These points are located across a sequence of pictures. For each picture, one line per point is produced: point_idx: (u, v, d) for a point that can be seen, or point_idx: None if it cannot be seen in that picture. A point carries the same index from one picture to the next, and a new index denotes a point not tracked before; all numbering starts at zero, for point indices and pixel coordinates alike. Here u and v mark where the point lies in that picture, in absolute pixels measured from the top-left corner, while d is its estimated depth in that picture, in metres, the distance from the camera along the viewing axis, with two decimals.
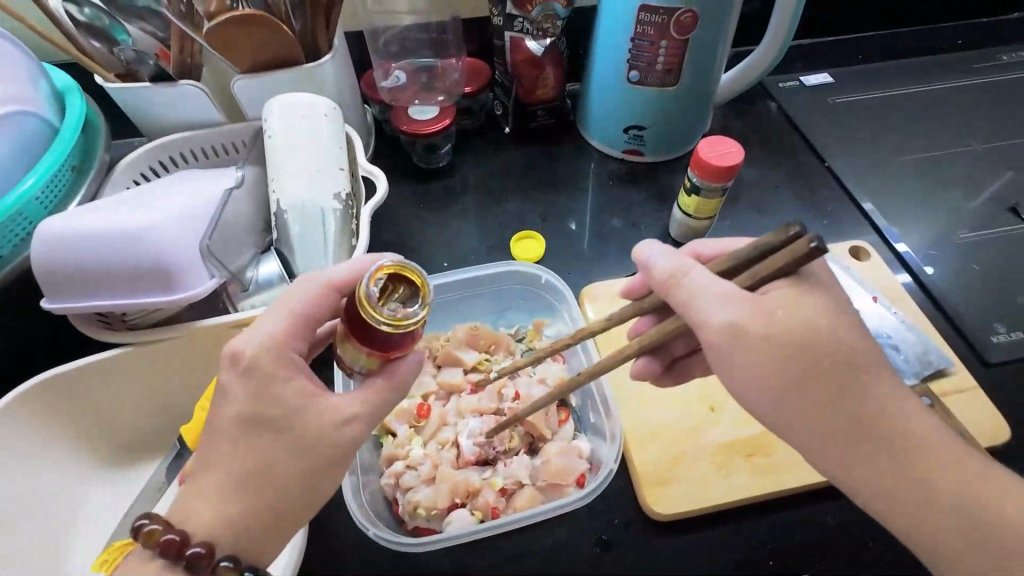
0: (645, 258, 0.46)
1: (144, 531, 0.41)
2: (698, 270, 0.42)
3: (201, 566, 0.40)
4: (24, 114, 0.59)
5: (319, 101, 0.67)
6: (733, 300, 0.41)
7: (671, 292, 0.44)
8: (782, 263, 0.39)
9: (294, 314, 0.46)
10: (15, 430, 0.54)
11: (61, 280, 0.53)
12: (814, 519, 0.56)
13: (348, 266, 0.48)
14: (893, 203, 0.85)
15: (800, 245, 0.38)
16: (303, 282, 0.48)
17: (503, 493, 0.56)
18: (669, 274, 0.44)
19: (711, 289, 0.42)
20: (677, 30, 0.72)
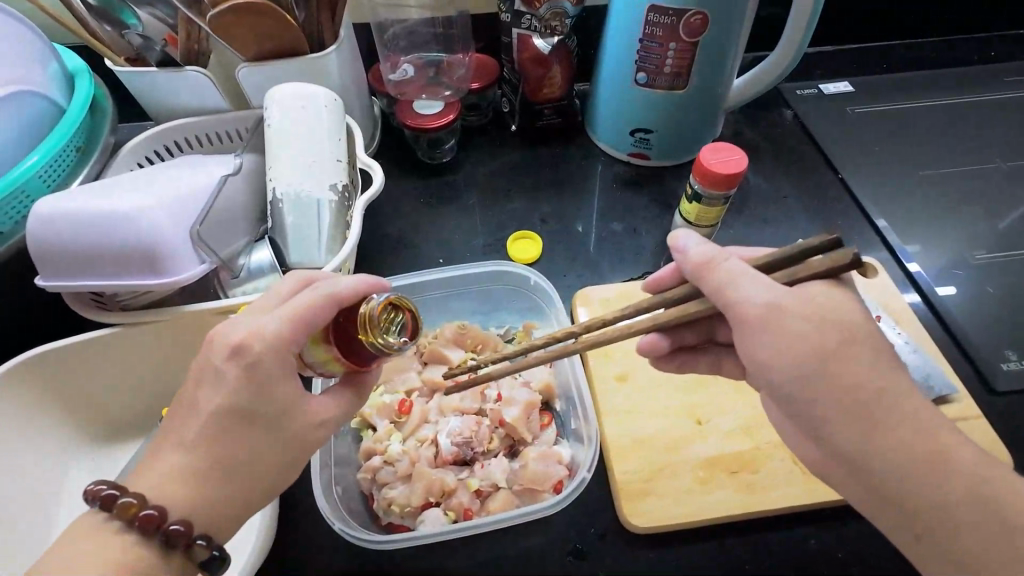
0: (681, 244, 0.45)
1: (121, 504, 0.40)
2: (736, 259, 0.42)
3: (178, 543, 0.41)
4: (33, 94, 0.60)
5: (320, 92, 0.68)
6: (772, 289, 0.40)
7: (707, 277, 0.43)
8: (822, 268, 0.40)
9: (298, 318, 0.44)
10: (15, 428, 0.56)
11: (54, 257, 0.54)
12: (798, 542, 0.54)
13: (358, 281, 0.47)
14: (908, 220, 0.82)
15: (842, 256, 0.39)
16: (310, 290, 0.46)
17: (478, 494, 0.56)
18: (707, 260, 0.43)
19: (750, 278, 0.41)
20: (687, 32, 0.70)
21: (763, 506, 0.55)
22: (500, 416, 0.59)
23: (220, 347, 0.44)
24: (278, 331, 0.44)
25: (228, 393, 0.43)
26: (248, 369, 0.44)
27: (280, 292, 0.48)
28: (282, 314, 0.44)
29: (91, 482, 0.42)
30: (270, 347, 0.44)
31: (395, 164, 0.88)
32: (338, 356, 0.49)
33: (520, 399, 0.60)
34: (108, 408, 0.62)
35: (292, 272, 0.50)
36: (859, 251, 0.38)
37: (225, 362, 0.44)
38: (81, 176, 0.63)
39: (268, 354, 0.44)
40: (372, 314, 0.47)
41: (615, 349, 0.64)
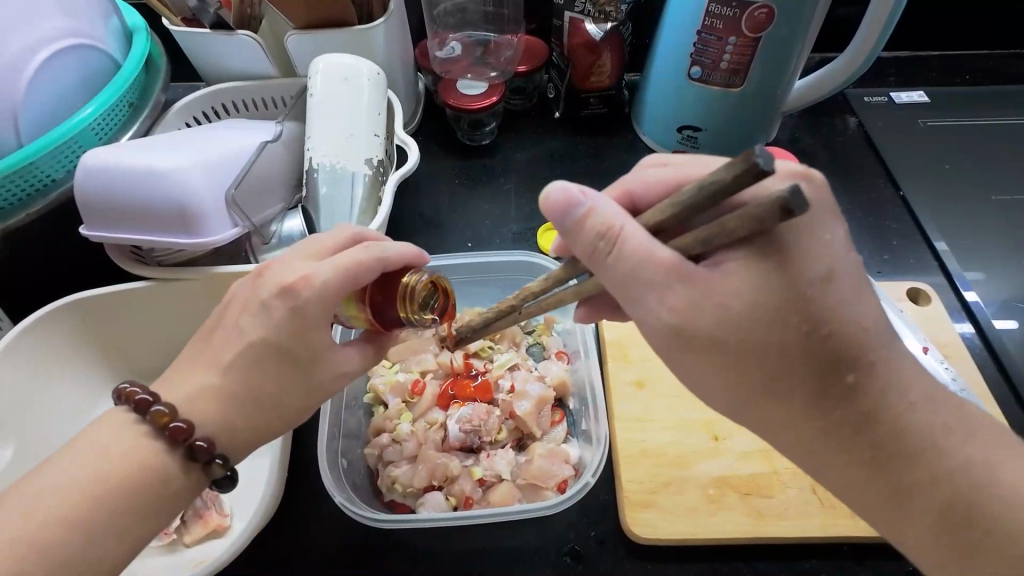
0: (568, 204, 0.38)
1: (154, 411, 0.43)
2: (635, 227, 0.37)
3: (200, 458, 0.43)
4: (93, 47, 0.62)
5: (364, 64, 0.67)
6: (667, 271, 0.37)
7: (602, 255, 0.38)
8: (744, 229, 0.33)
9: (348, 270, 0.44)
10: (42, 373, 0.59)
11: (97, 208, 0.56)
12: (807, 575, 0.52)
13: (410, 250, 0.47)
14: (973, 247, 0.76)
15: (767, 206, 0.31)
16: (359, 247, 0.46)
17: (481, 483, 0.55)
18: (597, 233, 0.38)
19: (650, 253, 0.37)
20: (750, 26, 0.66)
21: (772, 534, 0.52)
22: (511, 408, 0.58)
23: (272, 283, 0.45)
24: (326, 280, 0.44)
25: (239, 340, 0.45)
26: (257, 320, 0.45)
27: (330, 243, 0.48)
28: (335, 262, 0.44)
29: (122, 382, 0.44)
30: (320, 293, 0.44)
31: (434, 142, 0.87)
32: (369, 317, 0.48)
33: (533, 393, 0.59)
34: (135, 355, 0.65)
35: (345, 224, 0.51)
36: (787, 195, 0.30)
37: (272, 298, 0.45)
38: (131, 132, 0.65)
39: (313, 302, 0.44)
40: (416, 287, 0.48)
41: (633, 352, 0.62)
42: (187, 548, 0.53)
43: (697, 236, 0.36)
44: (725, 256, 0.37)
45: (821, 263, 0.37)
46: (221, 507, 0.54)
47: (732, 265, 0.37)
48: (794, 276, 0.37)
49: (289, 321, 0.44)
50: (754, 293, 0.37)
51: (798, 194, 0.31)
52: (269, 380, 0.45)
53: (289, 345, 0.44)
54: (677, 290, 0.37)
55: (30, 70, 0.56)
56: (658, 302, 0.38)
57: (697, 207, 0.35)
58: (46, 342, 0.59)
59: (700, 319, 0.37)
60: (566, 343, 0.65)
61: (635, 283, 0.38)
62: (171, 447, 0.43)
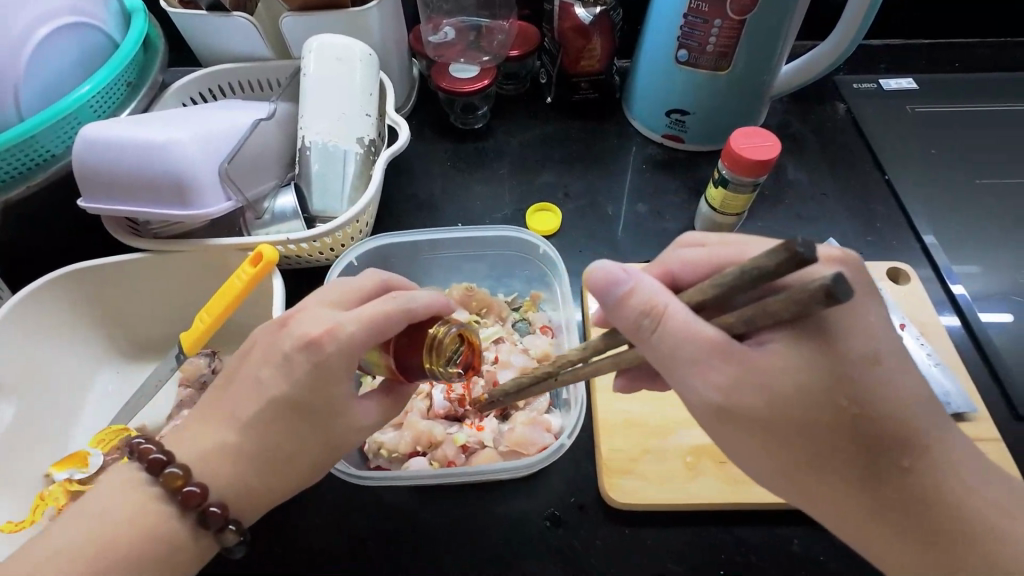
0: (610, 284, 0.40)
1: (168, 474, 0.43)
2: (679, 304, 0.38)
3: (212, 524, 0.44)
4: (90, 26, 0.64)
5: (356, 45, 0.69)
6: (711, 347, 0.37)
7: (646, 330, 0.39)
8: (788, 312, 0.32)
9: (375, 323, 0.45)
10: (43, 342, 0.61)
11: (97, 183, 0.58)
12: (780, 540, 0.53)
13: (433, 300, 0.48)
14: (957, 232, 0.77)
15: (812, 290, 0.31)
16: (385, 298, 0.47)
17: (464, 449, 0.57)
18: (640, 311, 0.39)
19: (695, 331, 0.37)
20: (735, 9, 0.67)
21: (747, 500, 0.54)
22: (494, 378, 0.60)
23: (296, 335, 0.46)
24: (353, 333, 0.45)
25: (260, 393, 0.46)
26: (279, 374, 0.45)
27: (352, 292, 0.50)
28: (360, 315, 0.45)
29: (136, 437, 0.45)
30: (346, 345, 0.45)
31: (427, 127, 0.89)
32: (390, 364, 0.50)
33: (516, 363, 0.62)
34: (133, 327, 0.67)
35: (372, 269, 0.53)
36: (831, 282, 0.30)
37: (295, 351, 0.45)
38: (129, 110, 0.67)
39: (335, 355, 0.45)
40: (442, 339, 0.49)
41: None
42: None
43: (739, 317, 0.36)
44: (768, 336, 0.38)
45: (866, 349, 0.38)
46: None
47: (777, 345, 0.38)
48: (839, 361, 0.37)
49: (312, 375, 0.45)
50: (804, 380, 0.37)
51: (843, 282, 0.30)
52: (294, 434, 0.46)
53: (309, 400, 0.46)
54: (721, 368, 0.38)
55: (31, 47, 0.58)
56: (703, 381, 0.38)
57: (735, 289, 0.35)
58: (47, 312, 0.61)
59: (748, 397, 0.38)
60: (550, 318, 0.67)
61: (679, 358, 0.38)
62: (182, 512, 0.44)
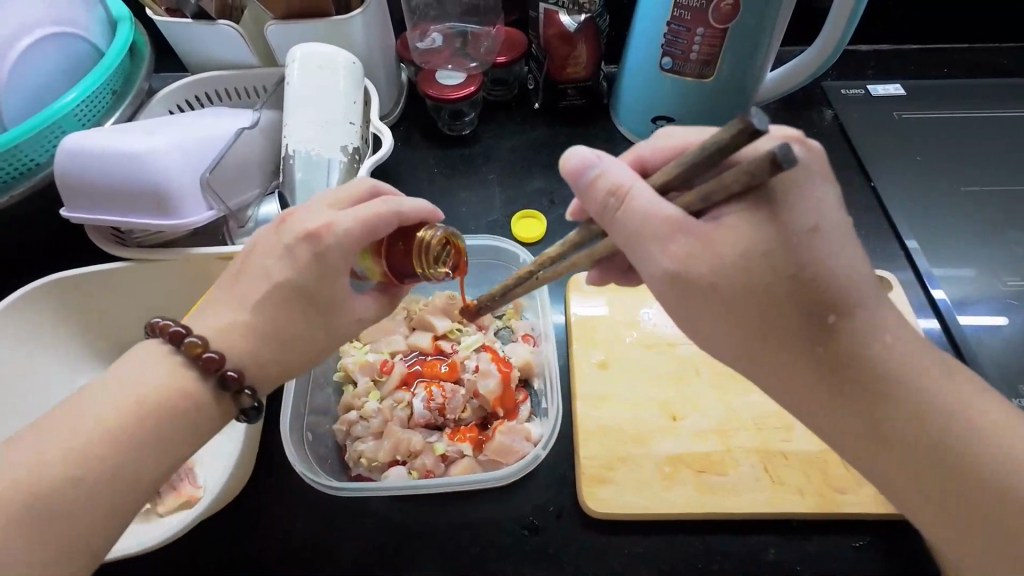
0: (582, 169, 0.42)
1: (189, 342, 0.45)
2: (643, 183, 0.40)
3: (230, 387, 0.46)
4: (75, 34, 0.64)
5: (340, 54, 0.69)
6: (671, 223, 0.39)
7: (610, 211, 0.41)
8: (741, 181, 0.36)
9: (368, 222, 0.46)
10: (22, 350, 0.61)
11: (78, 191, 0.58)
12: (754, 549, 0.53)
13: (425, 207, 0.50)
14: (940, 238, 0.77)
15: (762, 162, 0.34)
16: (379, 200, 0.48)
17: (444, 459, 0.57)
18: (607, 192, 0.41)
19: (656, 210, 0.39)
20: (717, 17, 0.67)
21: (723, 510, 0.54)
22: (475, 387, 0.60)
23: (292, 231, 0.48)
24: (348, 231, 0.46)
25: (265, 283, 0.47)
26: (282, 263, 0.47)
27: (348, 195, 0.51)
28: (355, 215, 0.47)
29: (156, 316, 0.47)
30: (341, 243, 0.46)
31: (415, 133, 0.89)
32: (384, 269, 0.51)
33: (497, 371, 0.60)
34: (116, 335, 0.67)
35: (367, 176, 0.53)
36: (779, 151, 0.33)
37: (295, 244, 0.47)
38: (114, 118, 0.67)
39: (334, 249, 0.46)
40: (431, 242, 0.50)
41: (601, 336, 0.64)
42: (159, 519, 0.55)
43: (699, 192, 0.38)
44: (725, 211, 0.40)
45: (812, 220, 0.39)
46: (193, 480, 0.57)
47: (734, 218, 0.39)
48: (785, 232, 0.38)
49: (315, 268, 0.47)
50: (745, 250, 0.39)
51: (787, 149, 0.33)
52: (299, 324, 0.48)
53: (313, 292, 0.47)
54: (681, 241, 0.40)
55: (12, 57, 0.58)
56: (662, 253, 0.40)
57: (702, 166, 0.38)
58: (28, 319, 0.61)
59: (702, 266, 0.40)
60: (533, 326, 0.66)
61: (640, 236, 0.40)
62: (205, 377, 0.46)
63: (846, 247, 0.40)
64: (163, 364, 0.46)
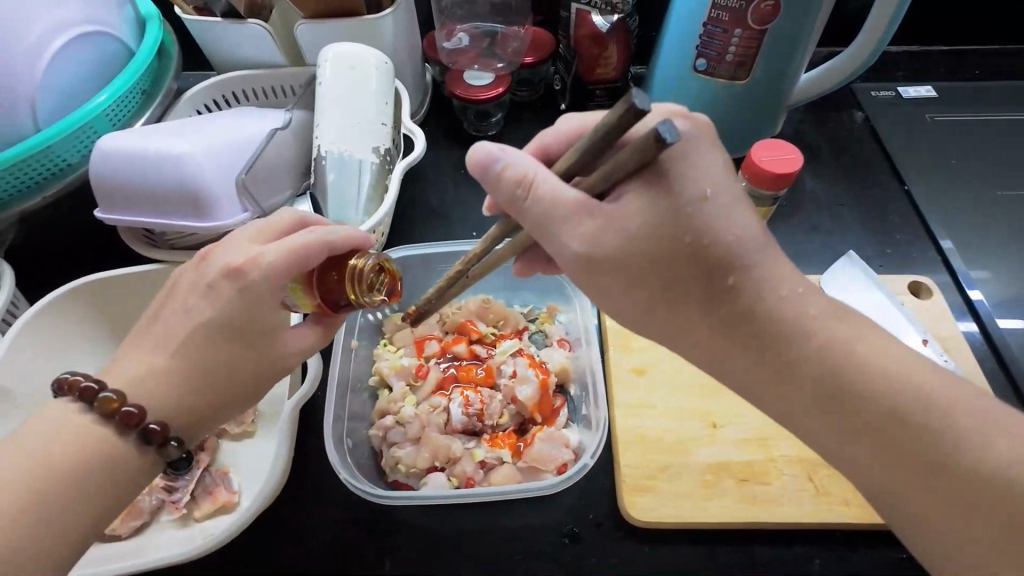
0: (486, 163, 0.41)
1: (101, 398, 0.43)
2: (546, 171, 0.40)
3: (153, 441, 0.44)
4: (106, 34, 0.63)
5: (373, 54, 0.69)
6: (575, 208, 0.40)
7: (518, 204, 0.41)
8: (635, 159, 0.36)
9: (294, 253, 0.45)
10: (58, 354, 0.60)
11: (112, 193, 0.57)
12: (798, 559, 0.53)
13: (353, 234, 0.49)
14: (977, 242, 0.76)
15: (648, 142, 0.34)
16: (310, 230, 0.47)
17: (483, 465, 0.56)
18: (514, 183, 0.41)
19: (561, 198, 0.40)
20: (756, 19, 0.66)
21: (768, 520, 0.53)
22: (513, 393, 0.59)
23: (217, 265, 0.46)
24: (273, 263, 0.45)
25: (218, 296, 0.46)
26: (205, 300, 0.46)
27: (275, 225, 0.49)
28: (281, 246, 0.46)
29: (63, 370, 0.44)
30: (267, 276, 0.45)
31: (441, 134, 0.88)
32: (317, 301, 0.50)
33: (534, 378, 0.59)
34: None
35: (291, 207, 0.52)
36: (660, 127, 0.34)
37: (218, 279, 0.46)
38: (144, 117, 0.67)
39: (261, 283, 0.45)
40: (364, 269, 0.49)
41: (638, 342, 0.63)
42: (198, 523, 0.55)
43: (598, 177, 0.38)
44: (624, 189, 0.40)
45: (703, 189, 0.39)
46: (229, 484, 0.56)
47: (635, 197, 0.39)
48: (679, 204, 0.39)
49: (237, 302, 0.46)
50: (653, 224, 0.39)
51: (669, 126, 0.34)
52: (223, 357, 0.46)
53: (240, 326, 0.46)
54: (585, 222, 0.40)
55: (46, 58, 0.58)
56: (569, 235, 0.41)
57: (596, 148, 0.38)
58: (64, 322, 0.60)
59: (611, 246, 0.40)
60: (567, 331, 0.66)
61: (549, 224, 0.41)
62: (124, 432, 0.44)
63: (746, 211, 0.41)
64: (78, 420, 0.44)
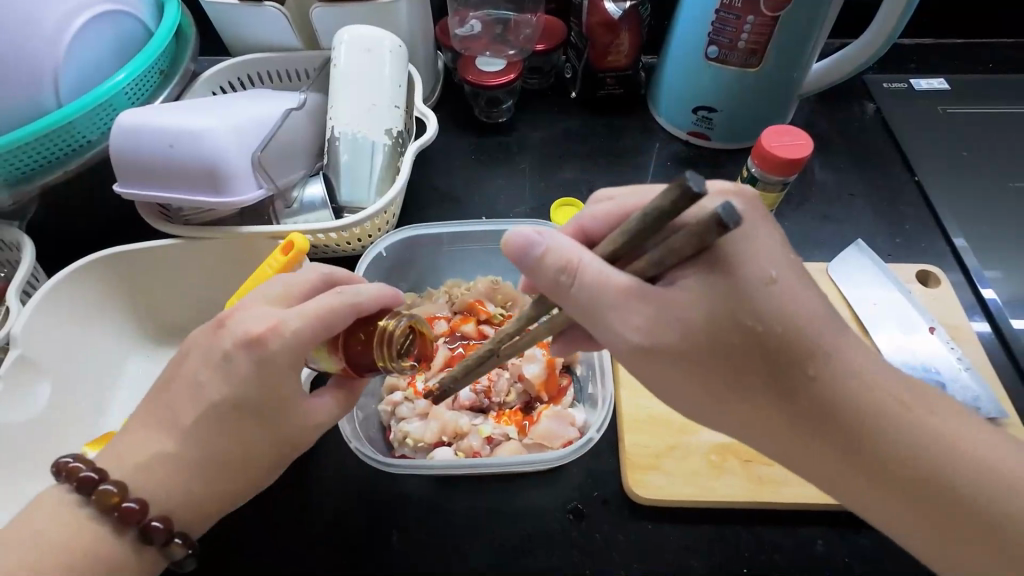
0: (526, 247, 0.40)
1: (101, 493, 0.43)
2: (591, 257, 0.38)
3: (156, 539, 0.44)
4: (126, 14, 0.65)
5: (386, 37, 0.69)
6: (625, 293, 0.38)
7: (563, 291, 0.39)
8: (688, 247, 0.34)
9: (317, 318, 0.44)
10: (77, 326, 0.62)
11: (132, 169, 0.58)
12: (802, 541, 0.53)
13: (382, 293, 0.48)
14: (989, 237, 0.76)
15: (704, 227, 0.32)
16: (332, 293, 0.46)
17: (489, 441, 0.57)
18: (557, 268, 0.39)
19: (609, 286, 0.38)
20: (769, 5, 0.66)
21: (772, 500, 0.54)
22: (520, 371, 0.60)
23: (235, 333, 0.45)
24: (298, 328, 0.44)
25: (246, 328, 0.45)
26: (225, 370, 0.45)
27: (301, 286, 0.49)
28: (304, 311, 0.44)
29: (63, 458, 0.44)
30: (290, 341, 0.44)
31: (452, 120, 0.89)
32: (343, 363, 0.50)
33: (541, 357, 0.61)
34: (165, 313, 0.68)
35: (315, 264, 0.51)
36: (721, 212, 0.31)
37: (236, 348, 0.45)
38: (162, 97, 0.68)
39: (280, 352, 0.44)
40: (394, 333, 0.49)
41: None
42: None
43: (649, 259, 0.37)
44: (679, 273, 0.38)
45: (768, 271, 0.38)
46: None
47: (690, 281, 0.38)
48: (743, 285, 0.38)
49: (256, 372, 0.44)
50: (715, 310, 0.38)
51: (728, 207, 0.31)
52: (234, 439, 0.46)
53: (259, 397, 0.45)
54: (638, 310, 0.39)
55: (69, 37, 0.59)
56: (623, 324, 0.39)
57: (642, 235, 0.36)
58: (81, 296, 0.62)
59: (667, 336, 0.38)
60: None
61: (597, 311, 0.39)
62: (124, 527, 0.44)
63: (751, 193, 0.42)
64: None
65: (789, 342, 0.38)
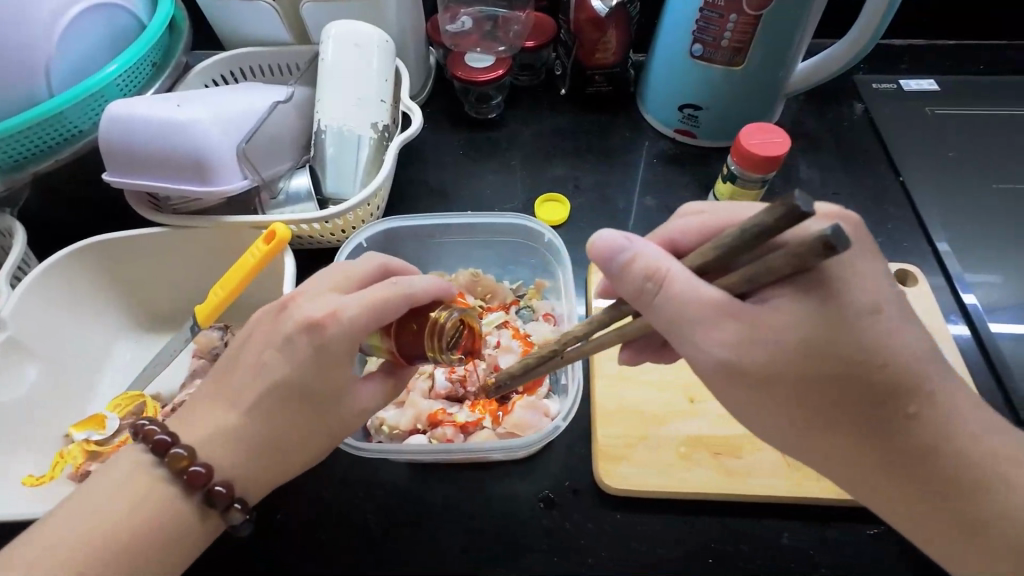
0: (613, 251, 0.41)
1: (174, 456, 0.44)
2: (681, 267, 0.38)
3: (219, 504, 0.45)
4: (119, 7, 0.66)
5: (374, 32, 0.70)
6: (716, 308, 0.38)
7: (650, 298, 0.40)
8: (786, 268, 0.33)
9: (375, 309, 0.45)
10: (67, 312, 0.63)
11: (121, 158, 0.60)
12: (768, 534, 0.54)
13: (435, 285, 0.48)
14: (973, 238, 0.76)
15: (810, 246, 0.31)
16: (388, 283, 0.47)
17: (463, 429, 0.59)
18: (644, 275, 0.40)
19: (698, 299, 0.38)
20: (751, 4, 0.67)
21: (740, 493, 0.54)
22: (496, 361, 0.62)
23: (297, 318, 0.46)
24: (355, 317, 0.45)
25: (304, 325, 0.46)
26: (284, 354, 0.46)
27: (361, 275, 0.50)
28: (363, 300, 0.45)
29: (143, 420, 0.46)
30: (346, 329, 0.45)
31: (442, 115, 0.90)
32: (392, 348, 0.51)
33: (516, 348, 0.64)
34: (155, 301, 0.69)
35: (377, 254, 0.53)
36: (829, 234, 0.30)
37: (297, 333, 0.46)
38: (154, 88, 0.69)
39: (336, 340, 0.45)
40: (445, 324, 0.49)
41: None
42: None
43: (742, 274, 0.36)
44: (771, 292, 0.38)
45: (874, 300, 0.38)
46: None
47: (783, 301, 0.38)
48: (842, 310, 0.37)
49: (315, 359, 0.46)
50: (803, 333, 0.37)
51: (837, 229, 0.30)
52: (296, 425, 0.47)
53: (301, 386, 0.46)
54: (728, 326, 0.38)
55: (62, 28, 0.60)
56: (708, 340, 0.39)
57: (736, 250, 0.35)
58: (72, 282, 0.63)
59: (752, 354, 0.38)
60: (553, 306, 0.68)
61: (684, 323, 0.39)
62: (189, 492, 0.45)
63: None
64: None
65: (791, 355, 0.38)
